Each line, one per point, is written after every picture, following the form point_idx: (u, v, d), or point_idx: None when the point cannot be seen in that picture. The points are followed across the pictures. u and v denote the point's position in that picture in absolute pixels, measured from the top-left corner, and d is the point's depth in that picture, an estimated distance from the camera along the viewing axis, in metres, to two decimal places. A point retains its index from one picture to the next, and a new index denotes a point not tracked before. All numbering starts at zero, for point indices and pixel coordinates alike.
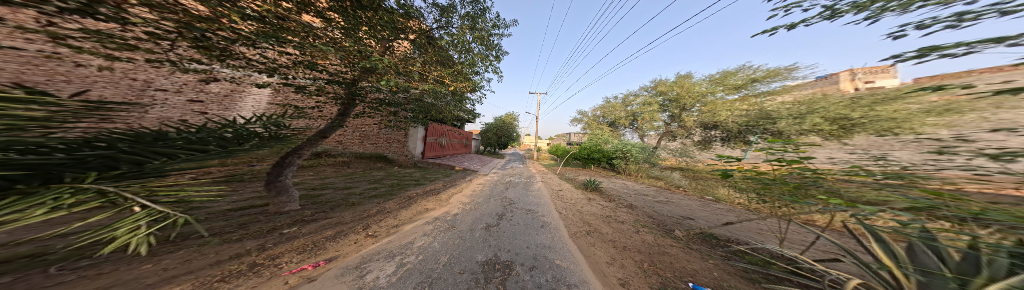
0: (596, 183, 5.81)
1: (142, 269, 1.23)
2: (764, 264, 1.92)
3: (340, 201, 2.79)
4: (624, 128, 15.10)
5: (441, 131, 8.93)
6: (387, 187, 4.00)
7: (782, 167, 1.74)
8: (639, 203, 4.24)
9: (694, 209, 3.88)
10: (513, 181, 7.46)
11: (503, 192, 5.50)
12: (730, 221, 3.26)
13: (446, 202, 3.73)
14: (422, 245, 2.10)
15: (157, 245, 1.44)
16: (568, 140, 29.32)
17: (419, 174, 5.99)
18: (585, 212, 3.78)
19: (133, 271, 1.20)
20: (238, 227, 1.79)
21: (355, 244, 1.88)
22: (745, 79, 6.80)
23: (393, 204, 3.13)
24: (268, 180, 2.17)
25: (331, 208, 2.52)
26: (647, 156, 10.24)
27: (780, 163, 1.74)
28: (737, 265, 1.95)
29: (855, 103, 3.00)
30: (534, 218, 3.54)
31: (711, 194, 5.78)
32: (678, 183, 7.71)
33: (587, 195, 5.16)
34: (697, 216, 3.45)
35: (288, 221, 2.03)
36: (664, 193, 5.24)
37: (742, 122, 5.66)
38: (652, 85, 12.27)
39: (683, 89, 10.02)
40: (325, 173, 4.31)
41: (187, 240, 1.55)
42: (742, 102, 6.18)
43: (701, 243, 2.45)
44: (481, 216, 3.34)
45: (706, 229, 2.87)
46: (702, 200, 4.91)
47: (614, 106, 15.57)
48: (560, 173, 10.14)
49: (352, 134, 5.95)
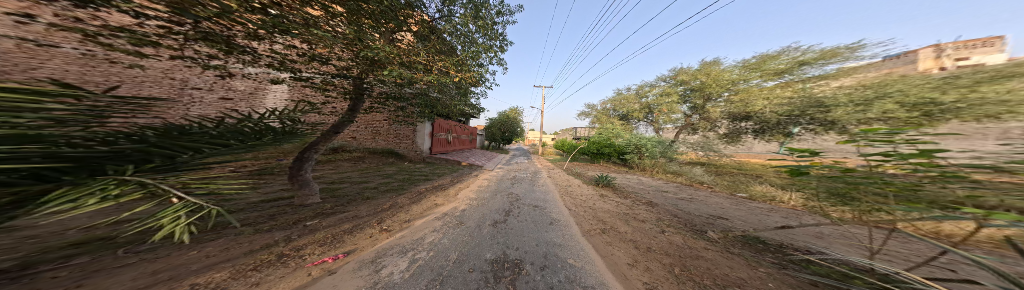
0: (609, 179, 5.53)
1: (189, 255, 1.31)
2: (842, 277, 1.59)
3: (356, 195, 2.88)
4: (637, 121, 14.21)
5: (447, 126, 9.01)
6: (398, 182, 4.10)
7: (891, 163, 1.40)
8: (659, 200, 3.92)
9: (727, 209, 3.50)
10: (519, 176, 7.39)
11: (511, 188, 5.44)
12: (774, 222, 2.88)
13: (455, 198, 3.76)
14: (433, 242, 2.15)
15: (200, 233, 1.55)
16: (576, 134, 28.35)
17: (428, 169, 6.11)
18: (599, 210, 3.58)
19: (182, 256, 1.29)
20: (268, 218, 1.89)
21: (370, 238, 1.94)
22: (790, 63, 5.88)
23: (404, 198, 3.18)
24: (291, 174, 2.25)
25: (348, 201, 2.60)
26: (664, 150, 9.58)
27: (889, 157, 1.40)
28: (802, 277, 1.66)
29: (946, 84, 2.42)
30: (542, 215, 3.46)
31: (738, 191, 5.28)
32: (700, 179, 7.09)
33: (598, 191, 4.92)
34: (733, 217, 3.11)
35: (312, 214, 2.13)
36: (686, 188, 4.83)
37: (783, 111, 4.94)
38: (672, 74, 11.22)
39: (708, 77, 9.06)
40: (342, 167, 4.51)
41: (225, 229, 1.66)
42: (782, 89, 5.41)
43: (739, 247, 2.20)
44: (489, 212, 3.31)
45: (750, 231, 2.55)
46: (730, 197, 4.47)
47: (626, 98, 14.61)
48: (568, 168, 9.84)
49: (364, 130, 6.21)
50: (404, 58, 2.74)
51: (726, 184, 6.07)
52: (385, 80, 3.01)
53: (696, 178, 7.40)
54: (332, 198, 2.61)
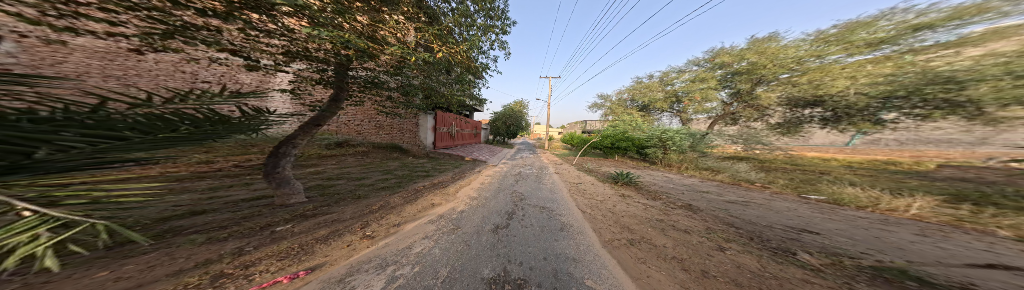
0: (629, 177, 4.76)
1: (96, 278, 1.09)
2: None
3: (347, 194, 2.68)
4: (659, 112, 12.48)
5: (450, 120, 8.79)
6: (397, 179, 3.91)
7: None
8: (697, 203, 3.21)
9: (809, 216, 2.74)
10: (524, 172, 6.97)
11: (517, 186, 5.04)
12: (911, 244, 2.12)
13: (453, 197, 3.61)
14: (422, 252, 1.83)
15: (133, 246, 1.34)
16: (589, 128, 26.63)
17: (431, 165, 5.99)
18: (621, 213, 2.99)
19: (84, 281, 1.06)
20: (236, 222, 1.70)
21: (347, 247, 1.68)
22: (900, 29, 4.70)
23: (398, 198, 2.96)
24: (266, 171, 2.03)
25: (336, 201, 2.39)
26: (696, 143, 8.29)
27: None
28: None
29: None
30: (550, 219, 3.00)
31: (801, 193, 4.22)
32: (743, 177, 5.99)
33: (616, 189, 4.26)
34: (822, 229, 2.36)
35: (288, 216, 1.90)
36: (731, 188, 3.95)
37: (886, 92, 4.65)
38: (709, 57, 9.59)
39: (757, 56, 7.51)
40: (346, 162, 4.44)
41: (174, 236, 1.45)
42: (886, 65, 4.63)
43: (860, 283, 1.47)
44: (489, 215, 2.99)
45: (875, 258, 1.81)
46: (795, 200, 3.52)
47: (647, 86, 12.73)
48: (579, 164, 9.06)
49: (368, 124, 6.16)
50: (369, 31, 2.29)
51: (781, 184, 4.96)
52: (368, 63, 2.73)
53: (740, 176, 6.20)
54: (318, 197, 2.40)
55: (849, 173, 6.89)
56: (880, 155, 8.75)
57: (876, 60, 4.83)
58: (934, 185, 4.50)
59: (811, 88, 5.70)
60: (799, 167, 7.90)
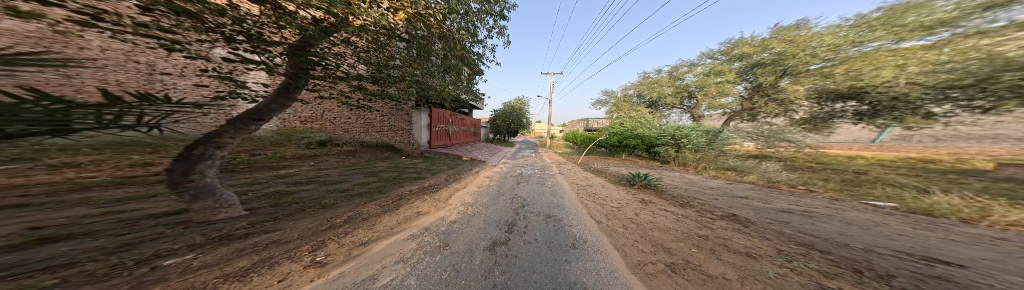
0: (645, 178, 4.19)
1: None
2: None
3: (309, 203, 2.15)
4: (668, 109, 11.90)
5: (445, 117, 8.42)
6: (380, 182, 3.40)
7: None
8: (740, 210, 2.62)
9: (904, 228, 2.11)
10: (525, 173, 6.44)
11: (518, 189, 4.52)
12: None
13: (445, 204, 3.14)
14: (391, 285, 1.28)
15: None
16: (592, 125, 25.98)
17: (423, 166, 5.56)
18: (647, 225, 2.45)
19: None
20: (102, 252, 1.08)
21: (277, 285, 1.12)
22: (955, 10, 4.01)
23: (375, 207, 2.46)
24: (172, 179, 1.49)
25: (289, 214, 1.87)
26: (715, 140, 7.62)
27: None
28: None
29: None
30: (559, 232, 2.46)
31: (851, 196, 3.63)
32: (774, 177, 5.38)
33: (633, 193, 3.69)
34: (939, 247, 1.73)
35: (199, 239, 1.32)
36: (770, 192, 3.36)
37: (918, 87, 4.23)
38: (726, 48, 8.92)
39: (786, 45, 6.86)
40: (326, 163, 3.93)
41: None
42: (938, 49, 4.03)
43: None
44: (486, 228, 2.47)
45: None
46: (859, 208, 2.89)
47: (655, 81, 12.02)
48: (584, 163, 8.51)
49: (356, 122, 5.75)
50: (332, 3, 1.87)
51: (822, 186, 4.33)
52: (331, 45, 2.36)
53: (769, 177, 5.54)
54: (262, 208, 1.85)
55: (888, 173, 6.21)
56: (913, 153, 8.05)
57: (933, 45, 4.12)
58: (1009, 188, 3.83)
59: (847, 79, 5.19)
60: (827, 166, 7.22)
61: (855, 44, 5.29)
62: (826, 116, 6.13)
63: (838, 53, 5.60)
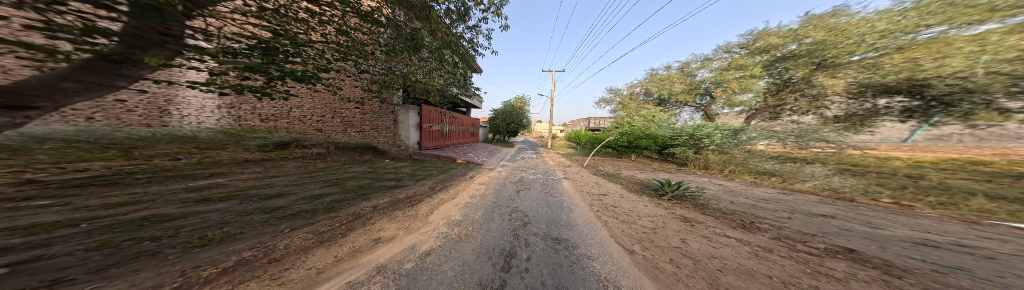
0: (679, 185, 3.33)
1: None
2: None
3: (191, 233, 1.27)
4: (679, 106, 11.17)
5: (437, 116, 7.79)
6: (341, 194, 2.62)
7: None
8: (852, 237, 1.75)
9: None
10: (527, 178, 5.63)
11: (518, 200, 3.71)
12: None
13: (421, 225, 2.37)
14: None
15: None
16: (598, 125, 25.08)
17: (409, 170, 4.85)
18: (727, 264, 1.56)
19: None
20: None
21: None
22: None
23: (305, 236, 1.57)
24: None
25: (114, 262, 0.93)
26: (740, 140, 6.85)
27: None
28: None
29: None
30: (584, 269, 1.61)
31: (954, 211, 2.81)
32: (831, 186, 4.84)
33: (668, 207, 2.85)
34: None
35: None
36: (857, 208, 2.48)
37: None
38: (746, 39, 8.04)
39: (823, 33, 5.31)
40: (282, 168, 3.14)
41: None
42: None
43: None
44: (476, 265, 1.60)
45: None
46: (1002, 230, 2.04)
47: (666, 77, 11.23)
48: (592, 166, 7.75)
49: (332, 120, 5.20)
50: None
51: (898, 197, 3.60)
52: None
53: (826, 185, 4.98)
54: (61, 256, 0.90)
55: None
56: None
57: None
58: None
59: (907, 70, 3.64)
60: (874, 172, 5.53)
61: (914, 29, 3.78)
62: (863, 114, 4.42)
63: (889, 41, 4.03)
